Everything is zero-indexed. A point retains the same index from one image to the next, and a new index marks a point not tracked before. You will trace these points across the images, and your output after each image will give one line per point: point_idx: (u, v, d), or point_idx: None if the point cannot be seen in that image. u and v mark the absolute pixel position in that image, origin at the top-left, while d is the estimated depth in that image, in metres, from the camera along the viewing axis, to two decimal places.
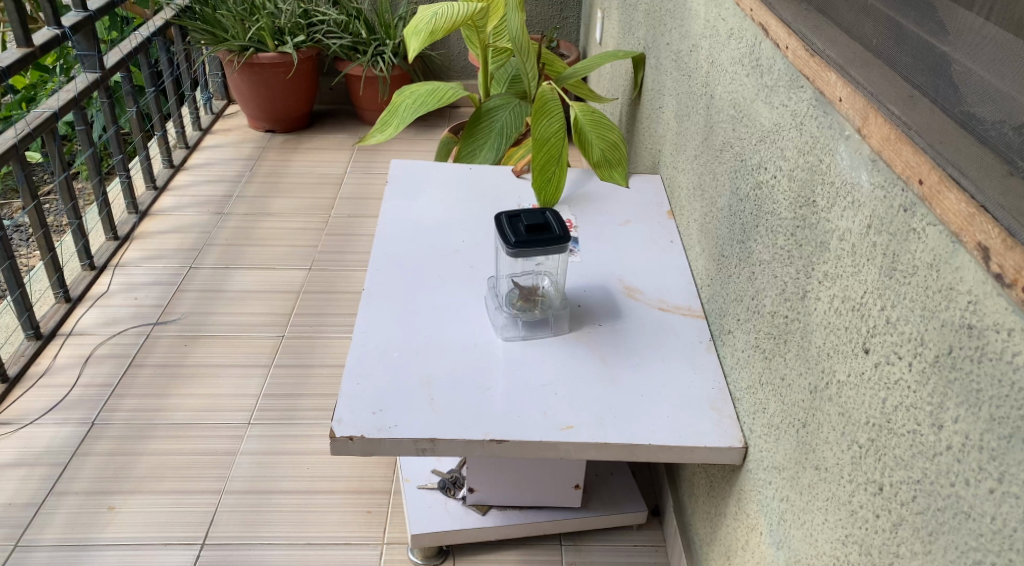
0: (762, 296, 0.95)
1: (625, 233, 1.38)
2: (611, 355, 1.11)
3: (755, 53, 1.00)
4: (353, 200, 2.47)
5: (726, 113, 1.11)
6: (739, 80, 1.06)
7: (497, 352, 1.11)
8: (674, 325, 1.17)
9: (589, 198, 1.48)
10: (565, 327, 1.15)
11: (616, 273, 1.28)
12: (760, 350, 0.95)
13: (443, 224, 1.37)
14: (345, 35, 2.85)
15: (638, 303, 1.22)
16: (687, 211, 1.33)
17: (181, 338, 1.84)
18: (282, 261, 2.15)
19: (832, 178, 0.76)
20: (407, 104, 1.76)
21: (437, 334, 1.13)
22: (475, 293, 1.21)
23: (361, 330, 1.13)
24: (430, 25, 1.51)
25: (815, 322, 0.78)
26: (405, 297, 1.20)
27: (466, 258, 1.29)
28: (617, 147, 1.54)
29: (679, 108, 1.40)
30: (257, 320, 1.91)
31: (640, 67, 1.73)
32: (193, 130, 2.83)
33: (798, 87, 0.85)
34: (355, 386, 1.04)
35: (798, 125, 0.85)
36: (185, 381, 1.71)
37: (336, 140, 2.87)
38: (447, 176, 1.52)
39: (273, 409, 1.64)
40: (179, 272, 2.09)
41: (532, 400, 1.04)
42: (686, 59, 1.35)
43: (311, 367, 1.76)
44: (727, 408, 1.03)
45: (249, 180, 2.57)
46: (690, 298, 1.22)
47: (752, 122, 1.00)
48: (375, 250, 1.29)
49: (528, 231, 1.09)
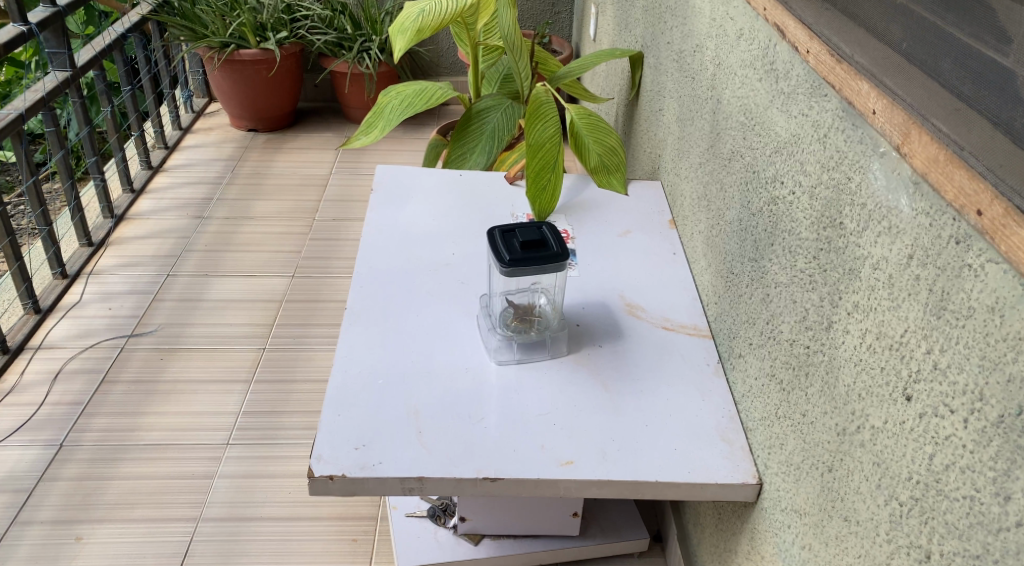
0: (777, 321, 0.87)
1: (624, 245, 1.30)
2: (613, 381, 1.04)
3: (768, 56, 0.92)
4: (338, 203, 2.38)
5: (735, 119, 1.04)
6: (751, 85, 0.98)
7: (491, 379, 1.03)
8: (680, 346, 1.09)
9: (586, 206, 1.40)
10: (563, 349, 1.08)
11: (616, 288, 1.20)
12: (776, 379, 0.87)
13: (431, 235, 1.29)
14: (330, 31, 2.75)
15: (640, 321, 1.14)
16: (691, 221, 1.25)
17: (156, 351, 1.75)
18: (264, 268, 2.07)
19: (864, 198, 0.68)
20: (393, 105, 1.67)
21: (425, 358, 1.05)
22: (466, 312, 1.13)
23: (343, 354, 1.05)
24: (416, 22, 1.43)
25: (843, 357, 0.71)
26: (391, 317, 1.11)
27: (457, 272, 1.21)
28: (615, 151, 1.46)
29: (681, 111, 1.32)
30: (237, 332, 1.82)
31: (637, 66, 1.65)
32: (173, 129, 2.74)
33: (820, 94, 0.78)
34: (336, 418, 0.96)
35: (821, 137, 0.77)
36: (160, 399, 1.62)
37: (322, 140, 2.78)
38: (436, 182, 1.44)
39: (253, 429, 1.56)
40: (156, 281, 2.01)
41: (528, 431, 0.96)
42: (689, 60, 1.28)
43: (293, 382, 1.68)
44: (738, 439, 0.96)
45: (231, 182, 2.48)
46: (695, 316, 1.15)
47: (765, 132, 0.92)
48: (358, 264, 1.21)
49: (523, 247, 1.01)
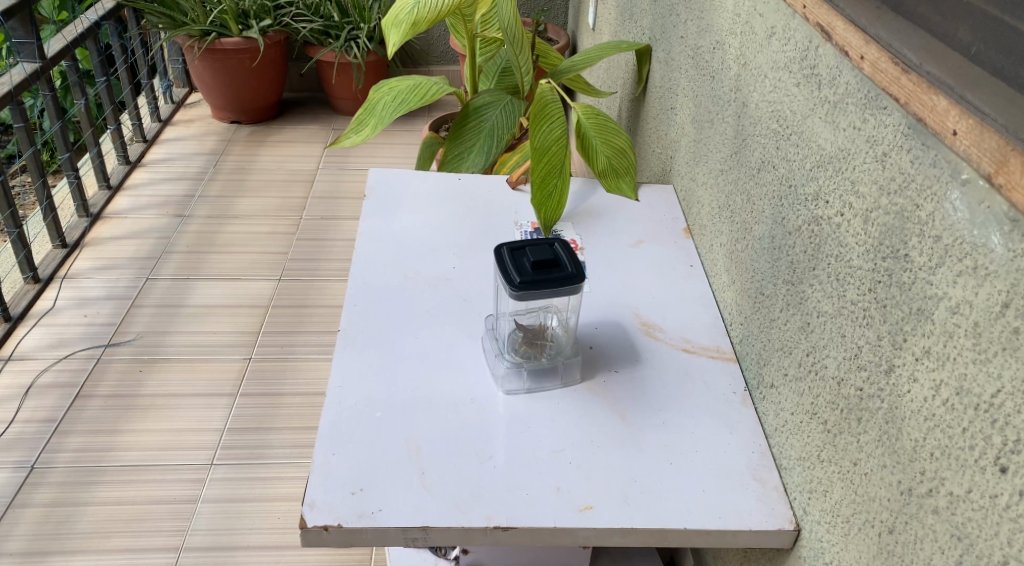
0: (821, 355, 0.79)
1: (636, 257, 1.21)
2: (632, 412, 0.95)
3: (808, 58, 0.84)
4: (325, 200, 2.28)
5: (765, 126, 0.95)
6: (786, 89, 0.89)
7: (499, 411, 0.94)
8: (701, 371, 1.01)
9: (593, 213, 1.31)
10: (576, 375, 0.99)
11: (630, 305, 1.11)
12: (819, 419, 0.79)
13: (429, 247, 1.20)
14: (316, 19, 2.62)
15: (658, 342, 1.05)
16: (710, 231, 1.17)
17: (135, 362, 1.65)
18: (249, 271, 1.97)
19: (938, 231, 0.60)
20: (385, 102, 1.57)
21: (427, 387, 0.96)
22: (470, 334, 1.04)
23: (336, 384, 0.96)
24: (411, 15, 1.33)
25: (908, 406, 0.63)
26: (388, 341, 1.02)
27: (459, 289, 1.12)
28: (625, 153, 1.37)
29: (697, 112, 1.24)
30: (220, 342, 1.73)
31: (644, 60, 1.56)
32: (151, 121, 2.62)
33: (878, 106, 0.69)
34: (331, 458, 0.87)
35: (881, 155, 0.68)
36: (139, 415, 1.52)
37: (308, 132, 2.67)
38: (433, 187, 1.34)
39: (238, 447, 1.47)
40: (135, 285, 1.90)
41: (542, 471, 0.88)
42: (707, 58, 1.19)
43: (280, 395, 1.58)
44: (771, 478, 0.88)
45: (213, 177, 2.37)
46: (716, 336, 1.07)
47: (805, 143, 0.84)
48: (351, 280, 1.12)
49: (534, 267, 0.92)
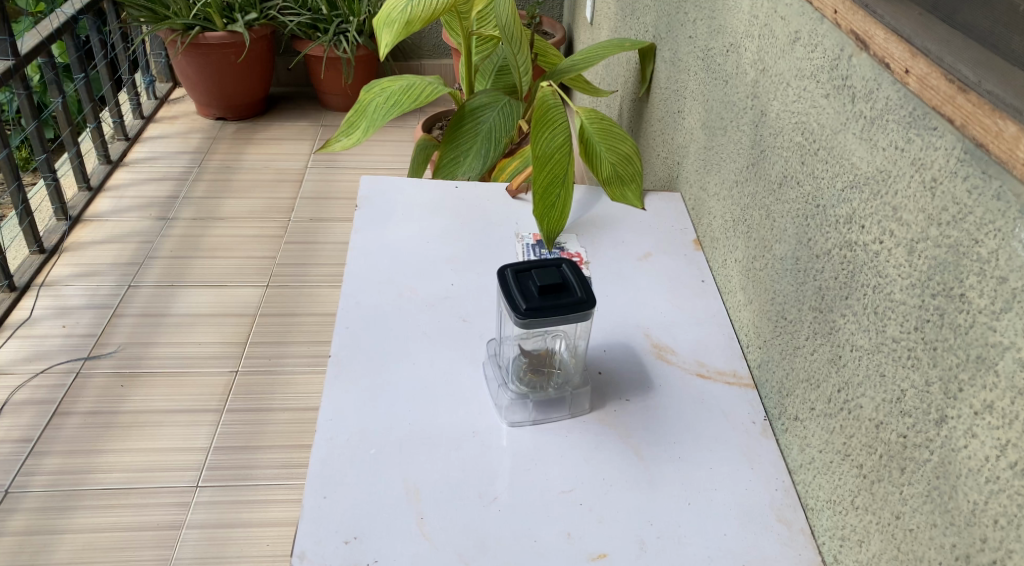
0: (855, 393, 0.73)
1: (643, 271, 1.14)
2: (646, 447, 0.89)
3: (839, 68, 0.77)
4: (315, 201, 2.20)
5: (788, 137, 0.89)
6: (812, 100, 0.83)
7: (503, 446, 0.88)
8: (717, 398, 0.95)
9: (597, 224, 1.24)
10: (585, 405, 0.92)
11: (639, 325, 1.05)
12: (852, 462, 0.73)
13: (426, 262, 1.13)
14: (303, 11, 2.53)
15: (671, 366, 0.99)
16: (723, 245, 1.10)
17: (116, 376, 1.58)
18: (235, 277, 1.89)
19: (1004, 271, 0.54)
20: (377, 103, 1.50)
21: (425, 419, 0.90)
22: (470, 359, 0.98)
23: (328, 418, 0.89)
24: (404, 13, 1.26)
25: (963, 463, 0.57)
26: (382, 369, 0.96)
27: (458, 309, 1.05)
28: (630, 159, 1.31)
29: (708, 117, 1.17)
30: (206, 353, 1.65)
31: (649, 59, 1.49)
32: (133, 118, 2.53)
33: (926, 127, 0.63)
34: (323, 502, 0.81)
35: (929, 182, 0.62)
36: (120, 434, 1.45)
37: (296, 129, 2.59)
38: (427, 195, 1.27)
39: (225, 468, 1.40)
40: (117, 292, 1.83)
41: (551, 515, 0.81)
42: (719, 61, 1.12)
43: (269, 411, 1.51)
44: (797, 520, 0.82)
45: (197, 177, 2.29)
46: (731, 360, 1.00)
47: (835, 161, 0.77)
48: (343, 299, 1.05)
49: (542, 292, 0.85)
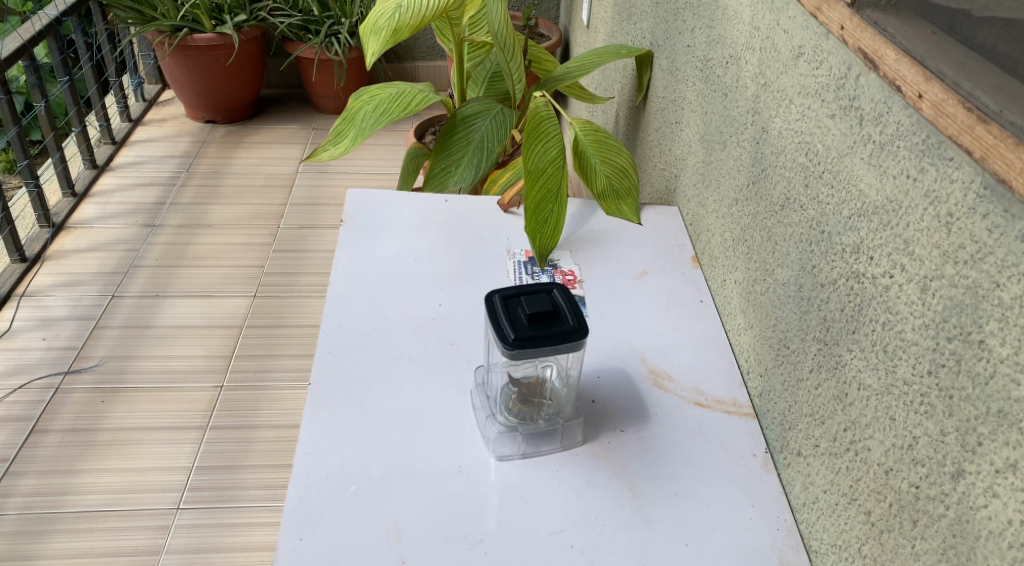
0: (863, 435, 0.69)
1: (639, 291, 1.10)
2: (641, 482, 0.85)
3: (846, 87, 0.73)
4: (305, 207, 2.16)
5: (791, 156, 0.84)
6: (817, 120, 0.78)
7: (491, 482, 0.84)
8: (716, 429, 0.91)
9: (592, 239, 1.20)
10: (578, 437, 0.88)
11: (635, 349, 1.01)
12: (859, 507, 0.69)
13: (412, 281, 1.08)
14: (294, 12, 2.48)
15: (668, 395, 0.95)
16: (722, 265, 1.06)
17: (97, 392, 1.54)
18: (222, 287, 1.85)
19: None
20: (366, 110, 1.45)
21: (408, 453, 0.86)
22: (457, 386, 0.93)
23: (306, 452, 0.85)
24: (392, 21, 1.21)
25: (983, 523, 0.53)
26: (364, 398, 0.91)
27: (445, 332, 1.01)
28: (626, 173, 1.26)
29: (706, 131, 1.12)
30: (190, 368, 1.61)
31: (646, 66, 1.44)
32: (120, 121, 2.48)
33: (941, 156, 0.58)
34: (299, 544, 0.77)
35: (945, 216, 0.58)
36: (100, 452, 1.41)
37: (287, 133, 2.54)
38: (416, 209, 1.22)
39: (207, 489, 1.36)
40: (99, 303, 1.78)
41: (541, 558, 0.77)
42: (718, 73, 1.08)
43: (254, 428, 1.47)
44: (800, 562, 0.78)
45: (185, 183, 2.24)
46: (731, 387, 0.96)
47: (842, 185, 0.73)
48: (325, 321, 1.00)
49: (531, 320, 0.81)
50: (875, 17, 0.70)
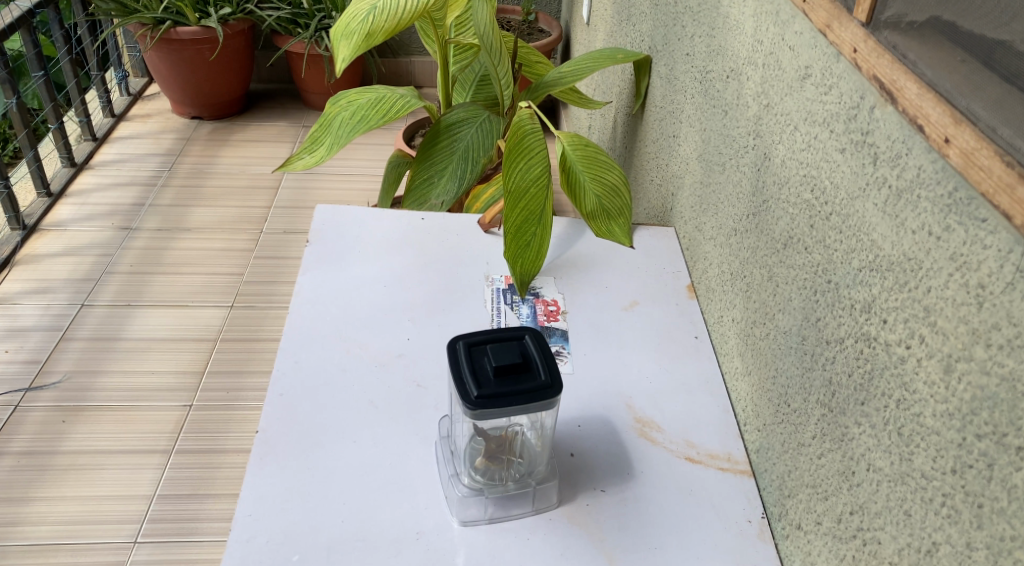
0: (872, 523, 0.60)
1: (629, 325, 1.00)
2: (621, 551, 0.76)
3: (858, 119, 0.63)
4: (289, 210, 2.07)
5: (795, 189, 0.75)
6: (824, 152, 0.69)
7: (454, 552, 0.75)
8: (707, 489, 0.82)
9: (579, 264, 1.10)
10: (553, 499, 0.79)
11: (620, 393, 0.91)
12: None
13: (379, 311, 0.99)
14: (283, 6, 2.38)
15: (655, 448, 0.85)
16: (719, 299, 0.96)
17: (58, 411, 1.46)
18: (198, 295, 1.76)
19: None
20: (343, 118, 1.35)
21: (361, 516, 0.77)
22: (421, 437, 0.85)
23: (246, 514, 0.77)
24: (365, 23, 1.12)
25: None
26: (316, 450, 0.83)
27: (412, 371, 0.92)
28: (618, 193, 1.17)
29: (705, 149, 1.02)
30: (158, 385, 1.52)
31: (643, 72, 1.34)
32: (103, 116, 2.39)
33: (972, 215, 0.50)
34: None
35: (976, 289, 0.49)
36: (56, 479, 1.34)
37: (275, 130, 2.45)
38: (390, 229, 1.13)
39: (167, 521, 1.28)
40: (68, 312, 1.70)
41: None
42: (718, 87, 0.98)
43: (221, 454, 1.40)
44: None
45: (166, 183, 2.15)
46: (724, 439, 0.87)
47: (852, 231, 0.64)
48: (279, 358, 0.92)
49: (498, 373, 0.71)
50: (894, 40, 0.61)
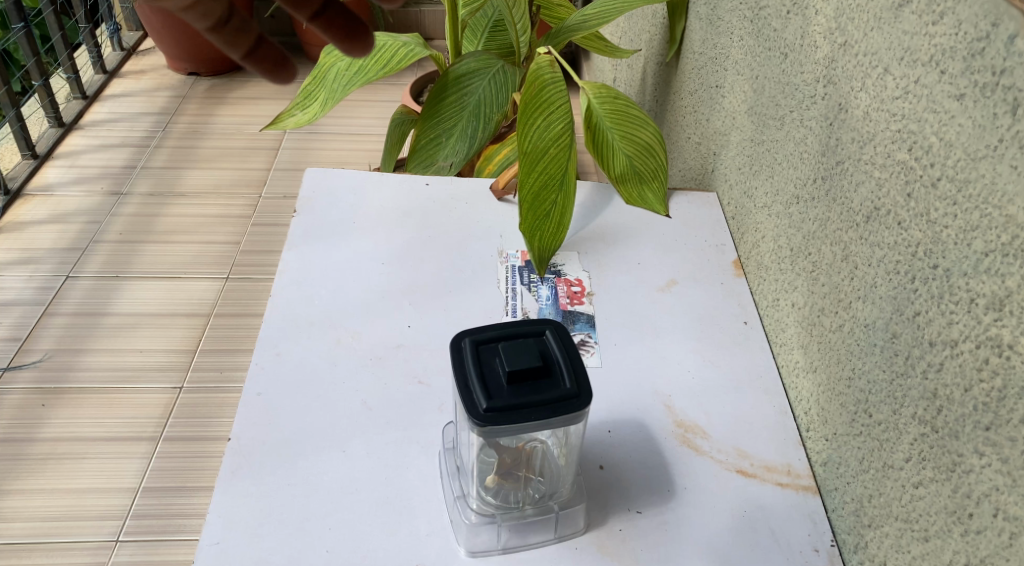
0: None
1: (666, 308, 0.86)
2: None
3: (987, 55, 0.49)
4: (290, 172, 1.93)
5: (885, 145, 0.59)
6: (929, 100, 0.54)
7: None
8: (765, 510, 0.68)
9: (606, 237, 0.96)
10: (580, 523, 0.66)
11: (658, 392, 0.77)
12: None
13: (374, 293, 0.85)
14: None
15: (701, 459, 0.72)
16: (775, 280, 0.82)
17: (37, 394, 1.34)
18: (191, 265, 1.63)
19: None
20: (338, 69, 1.20)
21: (349, 545, 0.64)
22: (422, 446, 0.71)
23: (213, 543, 0.64)
24: None
25: None
26: (295, 465, 0.69)
27: (411, 365, 0.78)
28: (652, 152, 1.00)
29: (756, 101, 0.87)
30: (145, 365, 1.40)
31: (678, 13, 1.17)
32: (93, 72, 2.24)
33: None
34: None
35: None
36: (33, 470, 1.23)
37: (276, 86, 2.30)
38: (389, 197, 0.99)
39: (154, 517, 1.18)
40: (51, 284, 1.58)
41: None
42: (775, 25, 0.82)
43: (211, 442, 1.28)
44: None
45: (160, 143, 2.01)
46: (782, 448, 0.73)
47: (976, 204, 0.49)
48: (259, 350, 0.79)
49: (512, 380, 0.58)
50: None
